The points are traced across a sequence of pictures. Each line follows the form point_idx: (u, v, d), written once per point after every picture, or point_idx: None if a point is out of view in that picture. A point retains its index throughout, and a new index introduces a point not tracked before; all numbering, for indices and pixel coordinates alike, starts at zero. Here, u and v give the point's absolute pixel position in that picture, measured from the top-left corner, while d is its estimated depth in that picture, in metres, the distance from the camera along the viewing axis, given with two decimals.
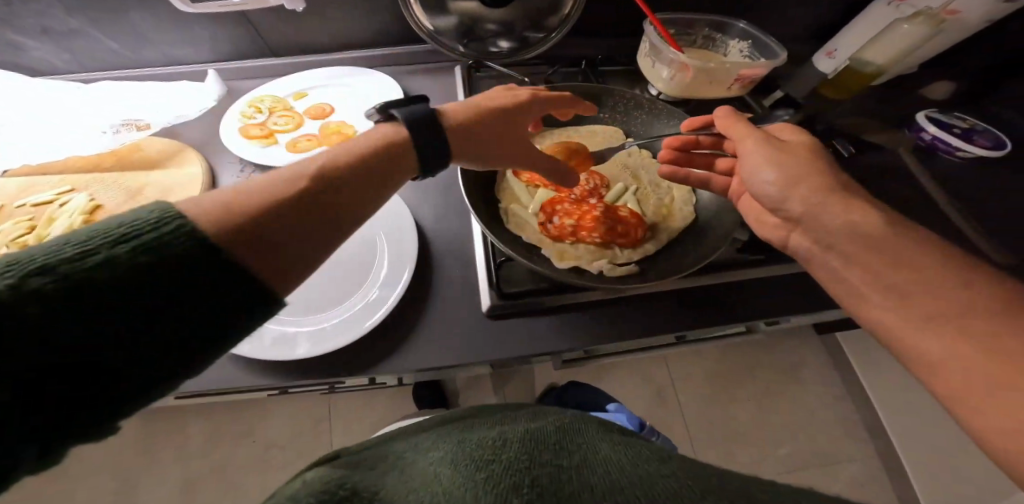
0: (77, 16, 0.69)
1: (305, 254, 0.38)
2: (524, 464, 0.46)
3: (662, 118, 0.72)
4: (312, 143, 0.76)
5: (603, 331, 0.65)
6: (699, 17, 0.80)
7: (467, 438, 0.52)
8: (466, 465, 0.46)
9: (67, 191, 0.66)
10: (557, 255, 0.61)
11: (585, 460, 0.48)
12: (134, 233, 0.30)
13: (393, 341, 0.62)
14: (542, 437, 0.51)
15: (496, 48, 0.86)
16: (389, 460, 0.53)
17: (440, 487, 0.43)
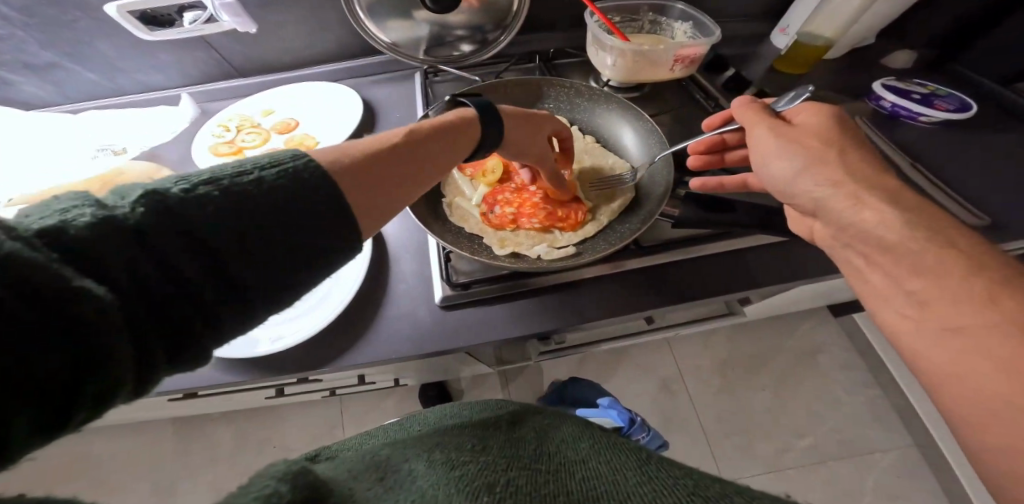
0: (52, 49, 0.77)
1: (388, 200, 0.43)
2: (503, 466, 0.41)
3: (602, 103, 0.79)
4: None
5: (551, 317, 0.66)
6: (642, 3, 0.81)
7: (445, 438, 0.47)
8: (441, 466, 0.40)
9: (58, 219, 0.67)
10: (498, 242, 0.63)
11: (564, 455, 0.45)
12: (274, 164, 0.34)
13: (350, 333, 0.65)
14: (522, 441, 0.48)
15: (459, 52, 0.90)
16: (345, 459, 0.47)
17: (414, 487, 0.38)
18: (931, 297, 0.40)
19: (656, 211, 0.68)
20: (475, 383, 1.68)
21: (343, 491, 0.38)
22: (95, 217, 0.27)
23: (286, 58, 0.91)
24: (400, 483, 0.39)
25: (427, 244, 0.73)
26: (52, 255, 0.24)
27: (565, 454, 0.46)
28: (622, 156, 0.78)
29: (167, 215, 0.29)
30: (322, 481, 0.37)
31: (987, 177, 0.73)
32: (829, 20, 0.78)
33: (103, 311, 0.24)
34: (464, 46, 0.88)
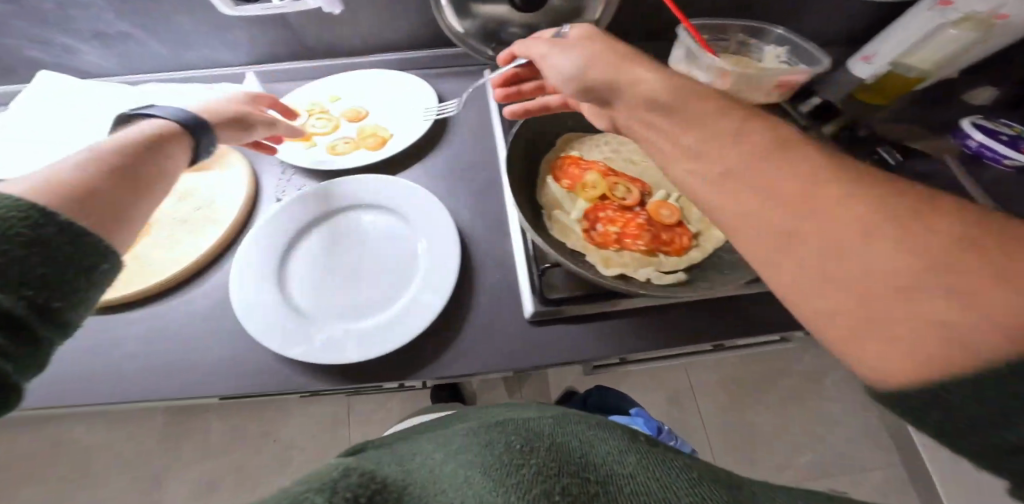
0: (126, 18, 0.71)
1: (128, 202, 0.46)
2: (552, 470, 0.40)
3: None
4: (350, 146, 0.78)
5: (643, 338, 0.65)
6: (734, 24, 0.79)
7: (498, 429, 0.46)
8: (497, 466, 0.39)
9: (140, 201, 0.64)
10: (603, 262, 0.60)
11: (609, 462, 0.43)
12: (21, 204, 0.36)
13: (436, 341, 0.62)
14: (567, 437, 0.46)
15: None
16: (397, 451, 0.46)
17: (466, 489, 0.37)
18: None
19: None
20: (487, 386, 1.65)
21: (386, 487, 0.37)
22: None
23: (358, 41, 0.88)
24: (442, 490, 0.38)
25: (512, 252, 0.69)
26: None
27: (613, 460, 0.43)
28: None
29: None
30: (369, 482, 0.36)
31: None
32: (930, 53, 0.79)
33: None
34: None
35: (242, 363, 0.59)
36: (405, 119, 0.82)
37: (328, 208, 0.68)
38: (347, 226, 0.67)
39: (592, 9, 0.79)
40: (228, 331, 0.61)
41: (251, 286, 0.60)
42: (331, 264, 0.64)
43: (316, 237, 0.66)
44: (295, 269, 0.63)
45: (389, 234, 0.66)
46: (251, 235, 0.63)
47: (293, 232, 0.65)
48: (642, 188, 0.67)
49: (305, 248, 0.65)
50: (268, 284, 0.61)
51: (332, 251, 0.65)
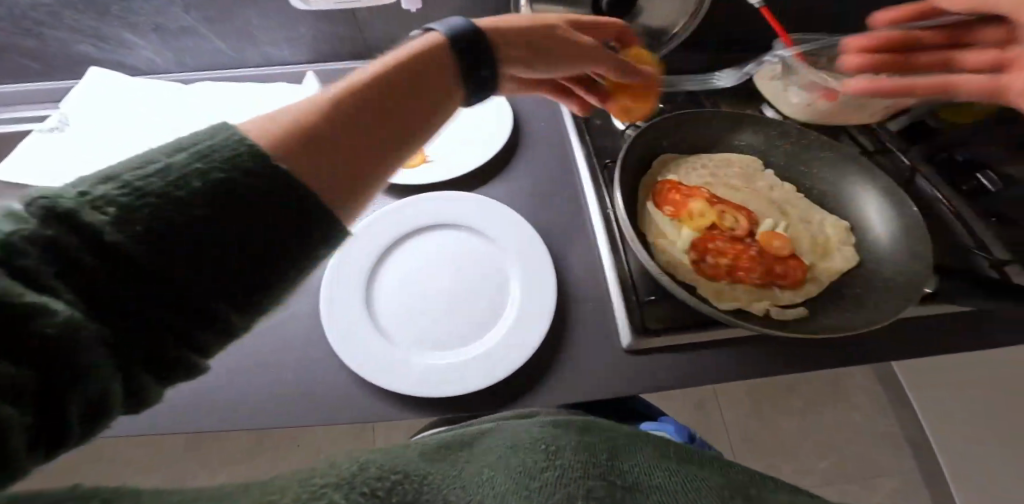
0: (191, 12, 0.65)
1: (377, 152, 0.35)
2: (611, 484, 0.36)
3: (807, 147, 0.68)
4: (417, 157, 0.73)
5: (745, 368, 0.63)
6: (828, 39, 0.76)
7: (552, 431, 0.42)
8: (551, 476, 0.35)
9: None
10: (715, 295, 0.56)
11: (662, 472, 0.39)
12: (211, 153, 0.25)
13: (531, 373, 0.59)
14: (624, 448, 0.42)
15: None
16: (447, 437, 0.42)
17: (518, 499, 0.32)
18: None
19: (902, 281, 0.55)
20: None
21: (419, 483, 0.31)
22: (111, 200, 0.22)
23: None
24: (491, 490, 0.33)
25: (606, 275, 0.66)
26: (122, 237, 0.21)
27: (667, 472, 0.39)
28: (829, 210, 0.65)
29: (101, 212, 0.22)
30: (391, 475, 0.30)
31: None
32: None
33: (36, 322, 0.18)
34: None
35: (332, 395, 0.55)
36: (479, 129, 0.77)
37: (413, 225, 0.64)
38: (434, 246, 0.63)
39: (675, 20, 0.75)
40: (312, 359, 0.57)
41: (341, 310, 0.57)
42: (420, 286, 0.61)
43: (402, 257, 0.62)
44: (383, 292, 0.60)
45: (479, 257, 0.63)
46: (340, 254, 0.60)
47: (378, 252, 0.61)
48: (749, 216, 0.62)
49: (391, 269, 0.61)
50: (357, 311, 0.57)
51: (420, 274, 0.61)
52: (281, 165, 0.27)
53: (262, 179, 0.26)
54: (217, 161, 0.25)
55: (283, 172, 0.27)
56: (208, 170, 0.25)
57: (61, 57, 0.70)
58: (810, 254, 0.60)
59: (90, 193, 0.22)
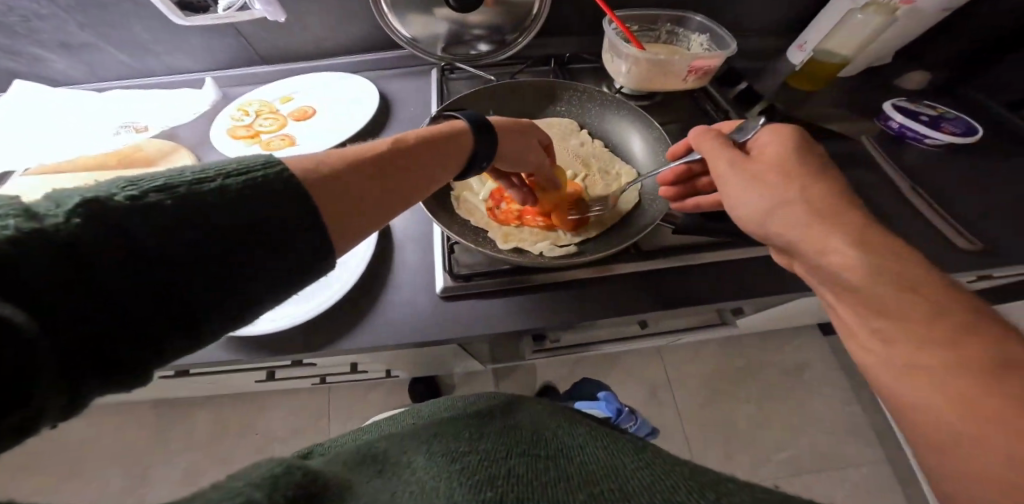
0: (87, 29, 0.79)
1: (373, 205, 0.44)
2: (502, 454, 0.44)
3: (614, 109, 0.79)
4: (285, 141, 0.84)
5: (551, 312, 0.67)
6: (661, 14, 0.83)
7: (444, 430, 0.49)
8: (450, 464, 0.41)
9: None
10: (501, 237, 0.64)
11: (548, 441, 0.48)
12: (63, 206, 0.28)
13: (348, 317, 0.66)
14: (518, 431, 0.49)
15: (476, 51, 0.92)
16: (348, 455, 0.48)
17: (418, 482, 0.40)
18: (897, 338, 0.40)
19: (658, 214, 0.70)
20: (464, 381, 1.68)
21: (335, 487, 0.39)
22: None
23: (308, 49, 0.95)
24: (402, 484, 0.40)
25: (432, 234, 0.74)
26: None
27: (551, 440, 0.48)
28: (627, 161, 0.78)
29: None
30: (310, 482, 0.37)
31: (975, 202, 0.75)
32: (847, 38, 0.82)
33: None
34: (482, 45, 0.91)
35: None
36: (347, 116, 0.88)
37: None
38: None
39: (530, 4, 0.85)
40: None
41: None
42: None
43: None
44: None
45: None
46: None
47: None
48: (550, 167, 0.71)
49: None
50: None
51: None
52: (103, 231, 0.28)
53: (86, 244, 0.27)
54: (59, 235, 0.27)
55: (114, 237, 0.28)
56: (48, 239, 0.26)
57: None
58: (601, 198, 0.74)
59: None
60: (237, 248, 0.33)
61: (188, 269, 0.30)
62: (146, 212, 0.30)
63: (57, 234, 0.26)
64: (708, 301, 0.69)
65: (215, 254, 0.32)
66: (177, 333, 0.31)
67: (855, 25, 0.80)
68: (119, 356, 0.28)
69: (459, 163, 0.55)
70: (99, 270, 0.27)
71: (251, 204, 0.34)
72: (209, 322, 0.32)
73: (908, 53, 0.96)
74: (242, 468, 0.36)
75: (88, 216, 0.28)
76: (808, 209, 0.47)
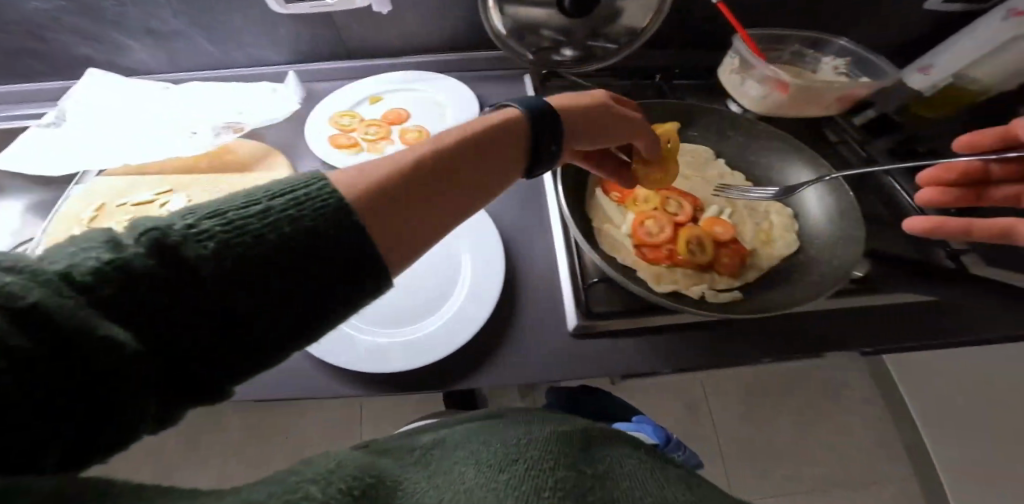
0: (180, 16, 0.71)
1: (427, 223, 0.38)
2: (549, 463, 0.41)
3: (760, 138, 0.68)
4: (387, 138, 0.78)
5: (687, 350, 0.64)
6: (790, 34, 0.79)
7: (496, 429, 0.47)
8: (490, 463, 0.40)
9: (166, 192, 0.66)
10: (654, 278, 0.59)
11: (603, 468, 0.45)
12: (146, 234, 0.25)
13: (480, 353, 0.61)
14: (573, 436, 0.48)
15: (558, 58, 0.84)
16: (392, 443, 0.44)
17: (459, 485, 0.36)
18: None
19: (834, 264, 0.57)
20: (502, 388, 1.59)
21: (391, 486, 0.34)
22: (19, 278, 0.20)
23: (397, 44, 0.87)
24: (457, 488, 0.36)
25: (551, 264, 0.69)
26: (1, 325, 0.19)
27: (605, 466, 0.45)
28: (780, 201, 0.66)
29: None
30: (362, 475, 0.33)
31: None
32: (996, 65, 0.78)
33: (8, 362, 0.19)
34: (566, 50, 0.82)
35: (289, 369, 0.58)
36: (444, 122, 0.82)
37: None
38: None
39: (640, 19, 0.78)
40: None
41: None
42: None
43: None
44: None
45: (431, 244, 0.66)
46: None
47: None
48: (693, 206, 0.63)
49: None
50: None
51: None
52: (165, 266, 0.24)
53: (140, 277, 0.24)
54: (119, 269, 0.23)
55: (179, 271, 0.25)
56: (104, 275, 0.23)
57: (59, 57, 0.76)
58: (753, 241, 0.62)
59: (15, 278, 0.21)
60: (353, 268, 0.30)
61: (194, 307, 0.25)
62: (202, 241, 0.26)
63: (137, 263, 0.24)
64: (858, 344, 0.65)
65: (307, 282, 0.28)
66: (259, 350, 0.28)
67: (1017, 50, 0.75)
68: (190, 383, 0.26)
69: (513, 154, 0.47)
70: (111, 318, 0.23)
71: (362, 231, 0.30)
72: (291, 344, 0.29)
73: None
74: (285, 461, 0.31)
75: (154, 252, 0.24)
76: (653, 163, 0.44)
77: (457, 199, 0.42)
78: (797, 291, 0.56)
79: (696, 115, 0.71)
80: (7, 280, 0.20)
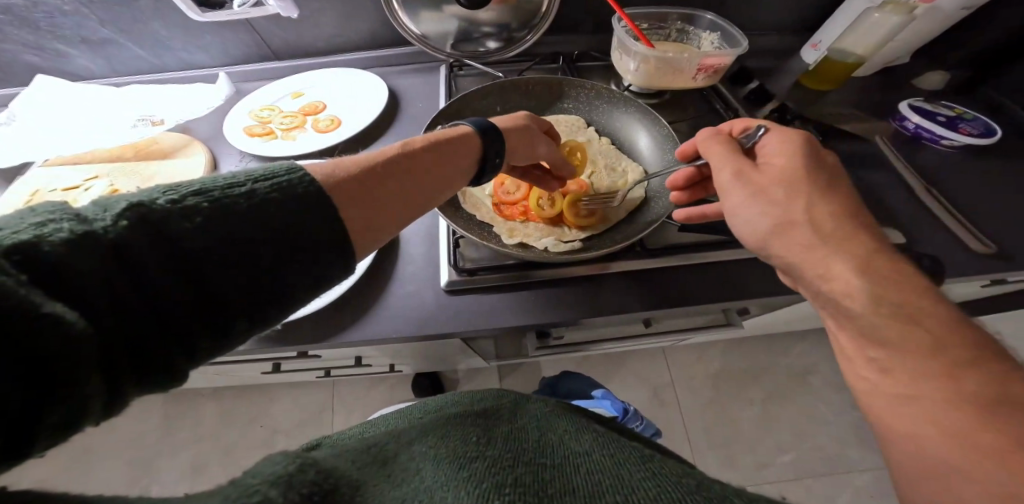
0: (108, 26, 0.83)
1: (382, 210, 0.44)
2: (510, 460, 0.42)
3: (622, 106, 0.81)
4: (300, 123, 0.87)
5: (555, 305, 0.67)
6: (669, 13, 0.86)
7: (451, 428, 0.49)
8: (454, 461, 0.42)
9: (92, 178, 0.76)
10: (508, 232, 0.70)
11: (555, 447, 0.47)
12: (113, 213, 0.30)
13: (355, 310, 0.67)
14: (539, 434, 0.49)
15: (484, 48, 0.93)
16: (360, 447, 0.46)
17: (420, 485, 0.39)
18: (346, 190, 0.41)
19: (662, 212, 0.71)
20: (469, 376, 1.61)
21: (346, 488, 0.37)
22: (70, 233, 0.28)
23: (319, 45, 0.95)
24: (422, 490, 0.38)
25: (434, 230, 0.75)
26: (22, 279, 0.25)
27: (557, 445, 0.47)
28: (636, 161, 0.79)
29: (20, 262, 0.26)
30: (323, 484, 0.35)
31: (857, 244, 0.43)
32: (863, 36, 0.82)
33: (38, 322, 0.24)
34: (490, 42, 0.92)
35: None
36: (354, 109, 0.89)
37: None
38: None
39: (538, 2, 0.85)
40: None
41: None
42: None
43: None
44: None
45: None
46: None
47: None
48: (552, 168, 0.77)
49: None
50: None
51: None
52: (146, 235, 0.30)
53: (129, 246, 0.29)
54: (107, 239, 0.29)
55: (155, 242, 0.30)
56: (98, 244, 0.28)
57: (20, 68, 0.89)
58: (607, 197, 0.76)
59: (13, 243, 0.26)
60: (285, 248, 0.35)
61: (164, 275, 0.30)
62: (152, 223, 0.31)
63: (102, 237, 0.29)
64: (722, 298, 0.68)
65: (253, 265, 0.34)
66: (210, 334, 0.32)
67: (871, 23, 0.80)
68: (152, 357, 0.30)
69: (456, 168, 0.54)
70: (86, 283, 0.27)
71: (283, 209, 0.35)
72: (236, 329, 0.33)
73: (928, 51, 0.95)
74: (257, 466, 0.34)
75: (136, 220, 0.30)
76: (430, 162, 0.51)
77: (392, 196, 0.46)
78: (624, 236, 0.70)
79: (568, 89, 0.84)
80: (16, 240, 0.26)
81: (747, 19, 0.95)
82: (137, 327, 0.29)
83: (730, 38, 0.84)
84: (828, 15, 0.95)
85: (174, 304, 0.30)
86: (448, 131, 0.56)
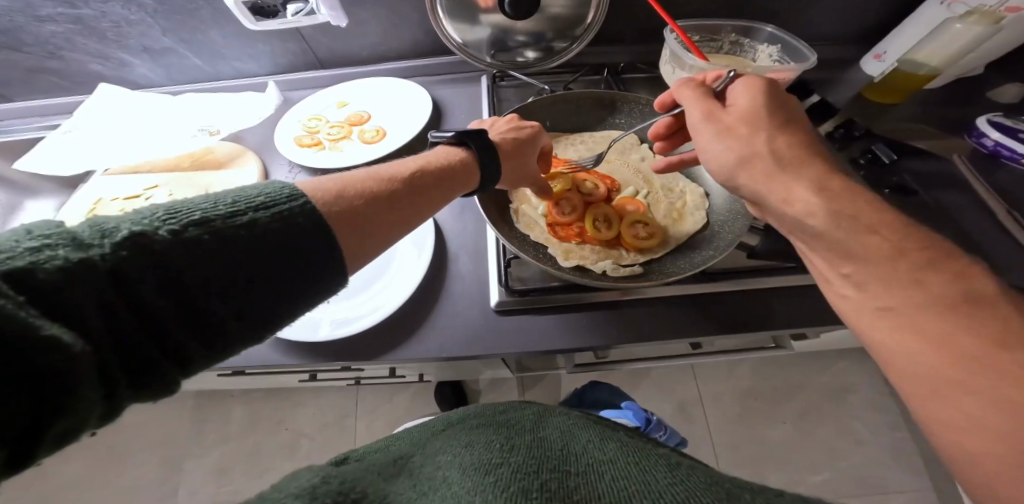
0: (169, 35, 0.84)
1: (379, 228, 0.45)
2: (535, 468, 0.40)
3: None
4: (345, 133, 0.86)
5: (608, 328, 0.65)
6: (725, 24, 0.83)
7: (478, 438, 0.47)
8: (477, 468, 0.40)
9: (152, 189, 0.78)
10: (564, 253, 0.69)
11: (578, 457, 0.43)
12: (110, 236, 0.29)
13: (407, 326, 0.66)
14: (562, 443, 0.46)
15: (523, 58, 0.90)
16: (382, 463, 0.45)
17: (449, 491, 0.37)
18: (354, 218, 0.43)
19: (726, 238, 0.69)
20: (492, 386, 1.60)
21: (373, 496, 0.36)
22: (67, 260, 0.27)
23: (364, 53, 0.95)
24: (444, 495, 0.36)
25: (484, 247, 0.74)
26: (20, 300, 0.24)
27: (580, 454, 0.44)
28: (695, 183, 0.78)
29: (21, 284, 0.26)
30: (349, 495, 0.34)
31: (810, 170, 0.46)
32: (938, 48, 0.78)
33: (43, 348, 0.24)
34: (528, 53, 0.89)
35: None
36: (399, 120, 0.89)
37: None
38: None
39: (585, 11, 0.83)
40: None
41: None
42: None
43: None
44: None
45: None
46: None
47: None
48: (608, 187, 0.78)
49: None
50: None
51: None
52: (144, 265, 0.29)
53: (129, 275, 0.29)
54: (103, 267, 0.28)
55: (156, 266, 0.30)
56: (94, 272, 0.28)
57: (80, 76, 0.90)
58: (664, 219, 0.75)
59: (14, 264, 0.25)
60: (291, 270, 0.36)
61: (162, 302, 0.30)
62: (160, 249, 0.30)
63: (102, 264, 0.28)
64: (788, 324, 0.65)
65: (255, 286, 0.34)
66: (204, 347, 0.32)
67: (949, 36, 0.76)
68: (147, 370, 0.30)
69: (455, 186, 0.57)
70: (82, 303, 0.27)
71: (292, 235, 0.36)
72: (237, 341, 0.34)
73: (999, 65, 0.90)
74: (284, 480, 0.34)
75: (135, 249, 0.29)
76: (776, 158, 0.47)
77: (391, 214, 0.47)
78: (684, 264, 0.68)
79: (621, 104, 0.83)
80: (18, 262, 0.26)
81: (806, 30, 0.92)
82: (134, 346, 0.30)
83: (793, 51, 0.80)
84: (892, 26, 0.91)
85: (170, 325, 0.30)
86: (442, 155, 0.59)
